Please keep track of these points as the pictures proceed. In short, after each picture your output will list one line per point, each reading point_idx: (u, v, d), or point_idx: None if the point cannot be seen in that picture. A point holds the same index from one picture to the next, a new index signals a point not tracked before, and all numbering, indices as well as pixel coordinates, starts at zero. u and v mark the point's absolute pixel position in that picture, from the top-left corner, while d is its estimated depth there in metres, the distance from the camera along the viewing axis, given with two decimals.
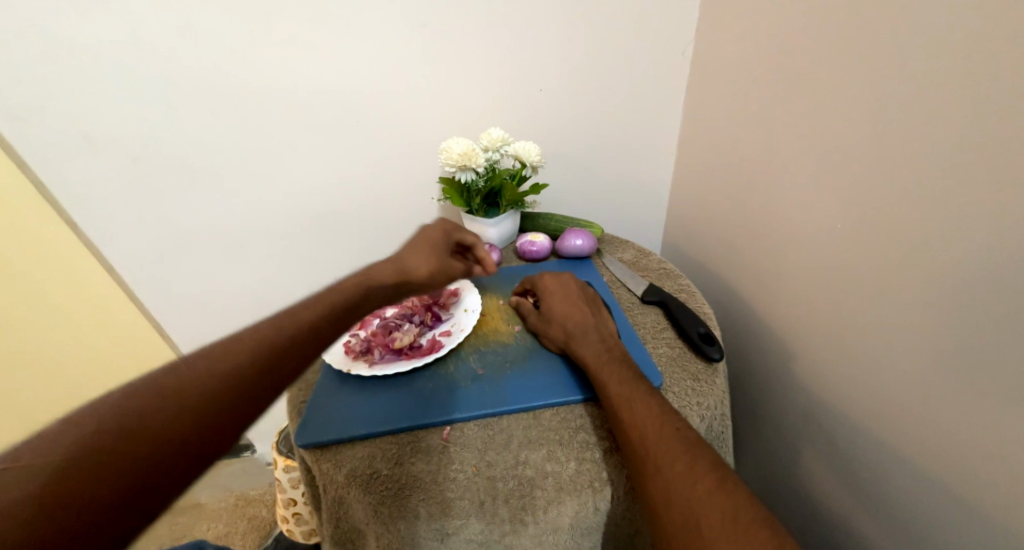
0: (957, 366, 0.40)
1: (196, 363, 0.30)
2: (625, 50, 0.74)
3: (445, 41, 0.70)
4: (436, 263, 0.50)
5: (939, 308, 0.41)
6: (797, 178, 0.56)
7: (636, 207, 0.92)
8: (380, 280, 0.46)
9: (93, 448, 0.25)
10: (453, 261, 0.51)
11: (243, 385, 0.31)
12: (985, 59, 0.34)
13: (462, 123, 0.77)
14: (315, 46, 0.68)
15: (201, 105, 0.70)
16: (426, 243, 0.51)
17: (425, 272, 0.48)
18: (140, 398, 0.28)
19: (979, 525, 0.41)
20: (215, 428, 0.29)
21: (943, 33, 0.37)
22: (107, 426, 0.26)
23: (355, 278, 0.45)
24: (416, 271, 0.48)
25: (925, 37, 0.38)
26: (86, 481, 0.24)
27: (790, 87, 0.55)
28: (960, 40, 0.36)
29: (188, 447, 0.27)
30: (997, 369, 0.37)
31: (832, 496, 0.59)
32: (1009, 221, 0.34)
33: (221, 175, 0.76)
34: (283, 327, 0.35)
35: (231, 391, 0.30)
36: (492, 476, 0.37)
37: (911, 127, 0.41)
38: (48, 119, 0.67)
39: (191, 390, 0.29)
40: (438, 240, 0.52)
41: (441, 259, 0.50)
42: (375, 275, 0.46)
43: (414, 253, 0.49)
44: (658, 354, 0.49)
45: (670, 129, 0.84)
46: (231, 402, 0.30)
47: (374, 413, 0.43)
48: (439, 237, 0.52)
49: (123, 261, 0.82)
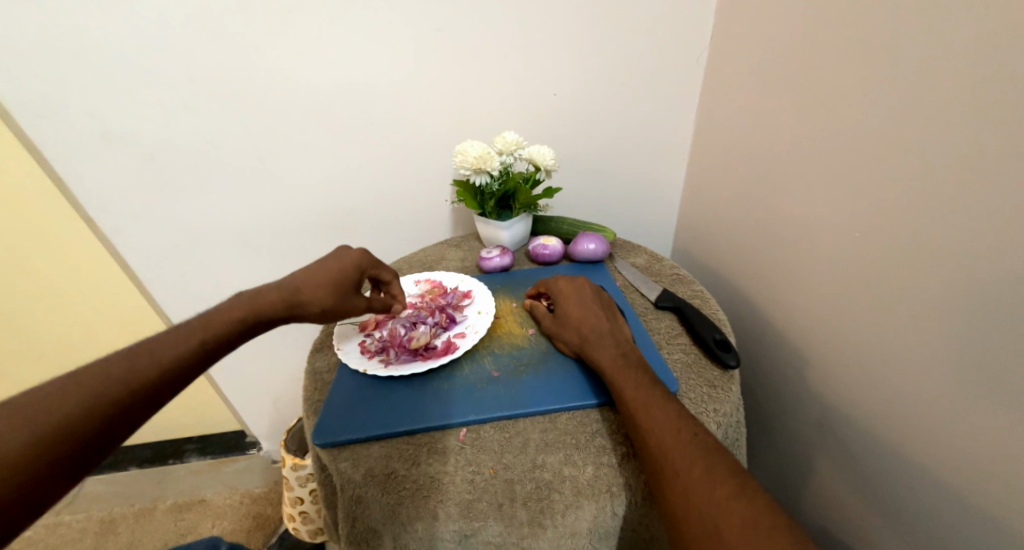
0: (969, 372, 0.40)
1: (136, 350, 0.36)
2: (638, 54, 0.74)
3: (459, 44, 0.70)
4: (332, 299, 0.48)
5: (952, 315, 0.40)
6: (809, 185, 0.56)
7: (648, 211, 0.92)
8: (265, 308, 0.45)
9: (61, 414, 0.30)
10: (353, 298, 0.49)
11: (176, 369, 0.37)
12: (998, 70, 0.34)
13: (476, 125, 0.78)
14: (330, 46, 0.68)
15: (219, 106, 0.71)
16: (333, 275, 0.48)
17: (315, 308, 0.47)
18: (88, 383, 0.33)
19: (989, 535, 0.40)
20: (149, 404, 0.35)
21: (955, 40, 0.37)
22: (67, 396, 0.31)
23: (249, 305, 0.44)
24: (308, 304, 0.47)
25: (937, 45, 0.38)
26: (59, 437, 0.30)
27: (801, 94, 0.55)
28: (972, 47, 0.36)
29: (128, 417, 0.34)
30: (1009, 376, 0.36)
31: (842, 504, 0.59)
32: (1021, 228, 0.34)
33: (236, 173, 0.77)
34: (206, 329, 0.41)
35: (167, 374, 0.36)
36: (509, 479, 0.37)
37: (922, 133, 0.41)
38: (68, 117, 0.68)
39: (141, 371, 0.35)
40: (349, 275, 0.49)
41: (340, 296, 0.48)
42: (262, 303, 0.45)
43: (314, 284, 0.47)
44: (673, 359, 0.49)
45: (681, 135, 0.84)
46: (163, 384, 0.36)
47: (390, 414, 0.43)
48: (352, 272, 0.49)
49: (137, 258, 0.83)
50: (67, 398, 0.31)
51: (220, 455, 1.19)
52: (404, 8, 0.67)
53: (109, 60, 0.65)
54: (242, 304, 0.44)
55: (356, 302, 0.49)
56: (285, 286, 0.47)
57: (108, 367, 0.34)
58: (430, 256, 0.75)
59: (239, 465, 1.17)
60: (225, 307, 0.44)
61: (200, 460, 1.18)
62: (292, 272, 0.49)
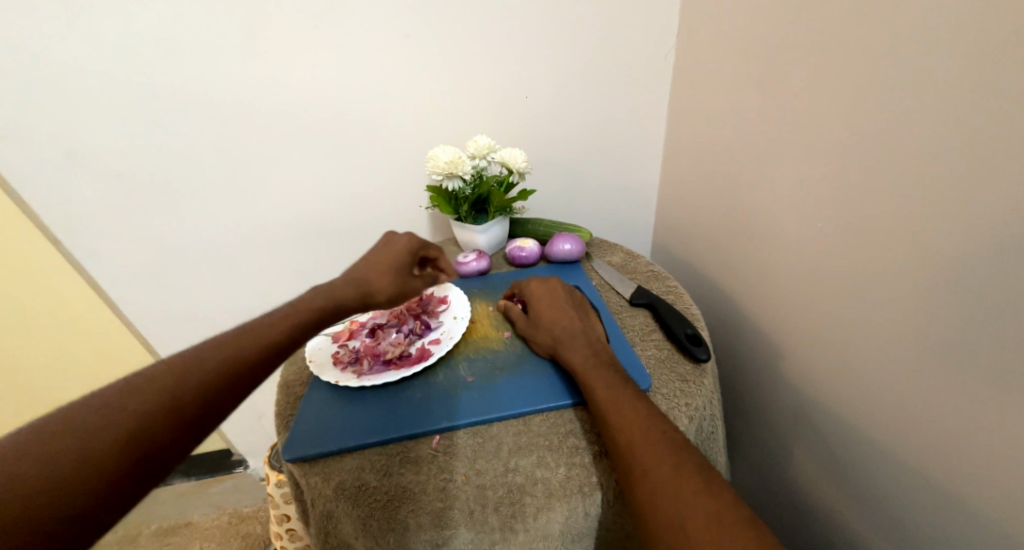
0: (959, 361, 0.39)
1: (169, 381, 0.34)
2: (609, 55, 0.75)
3: (428, 52, 0.70)
4: (398, 285, 0.52)
5: (940, 302, 0.40)
6: (780, 179, 0.57)
7: (626, 210, 0.92)
8: (343, 299, 0.49)
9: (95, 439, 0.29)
10: (412, 281, 0.53)
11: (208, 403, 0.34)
12: (963, 56, 0.35)
13: (450, 131, 0.78)
14: (300, 56, 0.68)
15: (191, 121, 0.70)
16: (390, 263, 0.52)
17: (384, 296, 0.51)
18: None
19: (971, 518, 0.40)
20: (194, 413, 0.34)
21: (937, 26, 0.36)
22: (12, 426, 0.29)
23: (322, 299, 0.48)
24: (377, 295, 0.51)
25: (917, 32, 0.38)
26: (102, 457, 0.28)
27: (772, 88, 0.56)
28: (957, 30, 0.35)
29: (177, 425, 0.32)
30: (998, 364, 0.36)
31: (823, 490, 0.60)
32: (1004, 212, 0.33)
33: (207, 187, 0.76)
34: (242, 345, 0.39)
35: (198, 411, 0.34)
36: (482, 484, 0.37)
37: (907, 120, 0.40)
38: (30, 138, 0.67)
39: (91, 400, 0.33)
40: (404, 257, 0.53)
41: (404, 279, 0.52)
42: (338, 295, 0.49)
43: (379, 273, 0.51)
44: (646, 355, 0.49)
45: (656, 133, 0.85)
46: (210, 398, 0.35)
47: (360, 426, 0.42)
48: (406, 255, 0.54)
49: (109, 278, 0.81)
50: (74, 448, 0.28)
51: (208, 474, 1.12)
52: (375, 20, 0.67)
53: (70, 78, 0.64)
54: (290, 313, 0.45)
55: (415, 283, 0.53)
56: (351, 280, 0.51)
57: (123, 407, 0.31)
58: None
59: (226, 485, 1.12)
60: (297, 302, 0.47)
61: (188, 481, 1.12)
62: (355, 266, 0.53)
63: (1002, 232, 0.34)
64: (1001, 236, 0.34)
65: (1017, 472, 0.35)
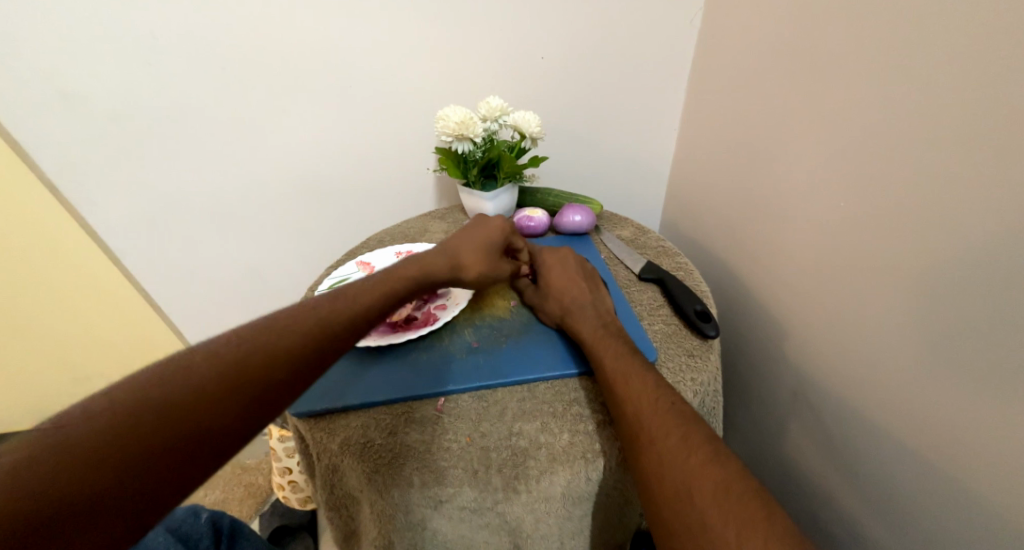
0: (958, 354, 0.39)
1: (213, 368, 0.30)
2: (628, 18, 0.71)
3: (438, 3, 0.67)
4: (489, 266, 0.47)
5: (943, 295, 0.39)
6: (794, 159, 0.55)
7: (636, 183, 0.90)
8: (433, 271, 0.45)
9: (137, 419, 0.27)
10: (503, 264, 0.49)
11: (189, 429, 0.28)
12: (989, 38, 0.32)
13: (461, 92, 0.75)
14: (302, 3, 0.64)
15: (188, 68, 0.66)
16: (486, 243, 0.48)
17: (470, 273, 0.46)
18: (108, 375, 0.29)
19: (955, 505, 0.41)
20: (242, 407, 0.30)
21: (969, 2, 0.34)
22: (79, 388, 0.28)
23: (413, 271, 0.44)
24: (466, 272, 0.46)
25: (947, 10, 0.35)
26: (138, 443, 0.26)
27: (794, 60, 0.53)
28: (988, 7, 0.32)
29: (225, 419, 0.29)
30: (996, 361, 0.35)
31: (812, 469, 0.61)
32: (1015, 208, 0.32)
33: (208, 139, 0.73)
34: (242, 351, 0.32)
35: (191, 431, 0.28)
36: (485, 446, 0.37)
37: (926, 102, 0.38)
38: (19, 78, 0.64)
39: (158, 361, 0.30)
40: (499, 239, 0.49)
41: (491, 262, 0.48)
42: (431, 267, 0.45)
43: (471, 249, 0.47)
44: (654, 330, 0.49)
45: (670, 105, 0.82)
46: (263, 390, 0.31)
47: (364, 385, 0.42)
48: (500, 237, 0.49)
49: (109, 229, 0.80)
50: (91, 436, 0.25)
51: None
52: None
53: (62, 19, 0.60)
54: (379, 284, 0.41)
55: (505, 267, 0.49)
56: (443, 252, 0.47)
57: (66, 438, 0.25)
58: (413, 227, 0.73)
59: None
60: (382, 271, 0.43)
61: None
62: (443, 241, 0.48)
63: (1011, 228, 0.33)
64: (1009, 232, 0.33)
65: (1006, 465, 0.36)
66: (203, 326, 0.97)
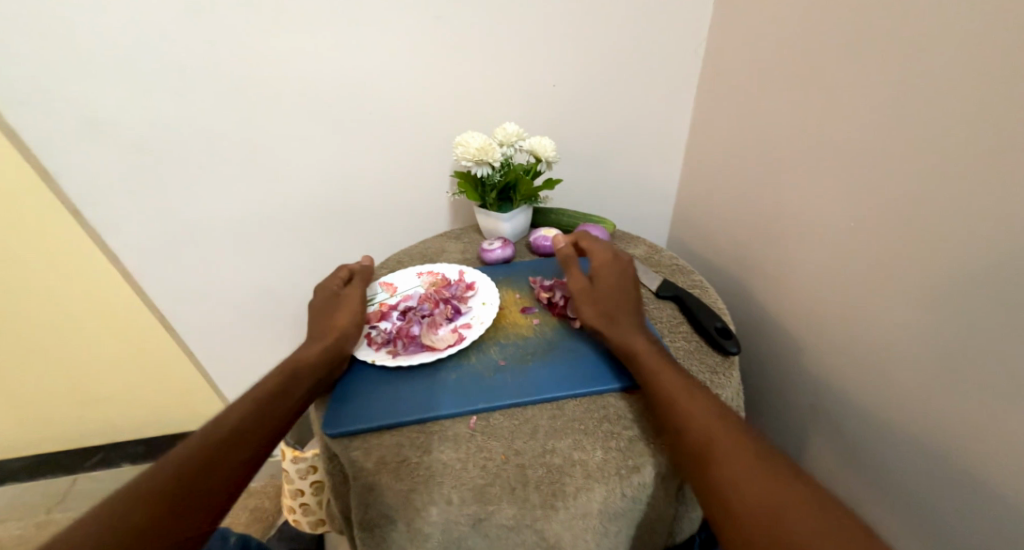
0: (970, 367, 0.40)
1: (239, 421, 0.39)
2: (634, 47, 0.75)
3: (453, 34, 0.70)
4: (348, 310, 0.52)
5: (953, 309, 0.40)
6: (801, 180, 0.57)
7: (644, 203, 0.93)
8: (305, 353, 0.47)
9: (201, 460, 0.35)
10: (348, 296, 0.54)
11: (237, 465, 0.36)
12: (982, 69, 0.35)
13: (475, 118, 0.78)
14: (325, 37, 0.67)
15: (214, 99, 0.69)
16: (324, 305, 0.53)
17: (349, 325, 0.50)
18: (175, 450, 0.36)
19: (977, 518, 0.42)
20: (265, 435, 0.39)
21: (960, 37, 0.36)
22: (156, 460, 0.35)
23: (280, 372, 0.45)
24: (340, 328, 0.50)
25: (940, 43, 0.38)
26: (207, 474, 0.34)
27: (796, 88, 0.56)
28: (978, 41, 0.35)
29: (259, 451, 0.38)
30: (1007, 372, 0.36)
31: (831, 485, 0.61)
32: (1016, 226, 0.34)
33: (229, 165, 0.76)
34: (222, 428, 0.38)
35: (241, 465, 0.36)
36: (521, 464, 0.38)
37: (925, 125, 0.40)
38: (52, 109, 0.66)
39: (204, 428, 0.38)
40: (321, 299, 0.54)
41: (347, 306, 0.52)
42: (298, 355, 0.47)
43: (317, 319, 0.51)
44: (676, 347, 0.50)
45: (676, 128, 0.85)
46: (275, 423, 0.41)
47: (396, 404, 0.43)
48: (322, 297, 0.54)
49: (129, 252, 0.82)
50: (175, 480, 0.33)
51: None
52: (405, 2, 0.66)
53: (96, 53, 0.63)
54: (254, 391, 0.43)
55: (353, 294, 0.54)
56: (305, 343, 0.49)
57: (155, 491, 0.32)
58: (430, 248, 0.75)
59: None
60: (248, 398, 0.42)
61: None
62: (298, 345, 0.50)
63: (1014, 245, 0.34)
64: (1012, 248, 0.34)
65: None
66: (216, 347, 0.98)
